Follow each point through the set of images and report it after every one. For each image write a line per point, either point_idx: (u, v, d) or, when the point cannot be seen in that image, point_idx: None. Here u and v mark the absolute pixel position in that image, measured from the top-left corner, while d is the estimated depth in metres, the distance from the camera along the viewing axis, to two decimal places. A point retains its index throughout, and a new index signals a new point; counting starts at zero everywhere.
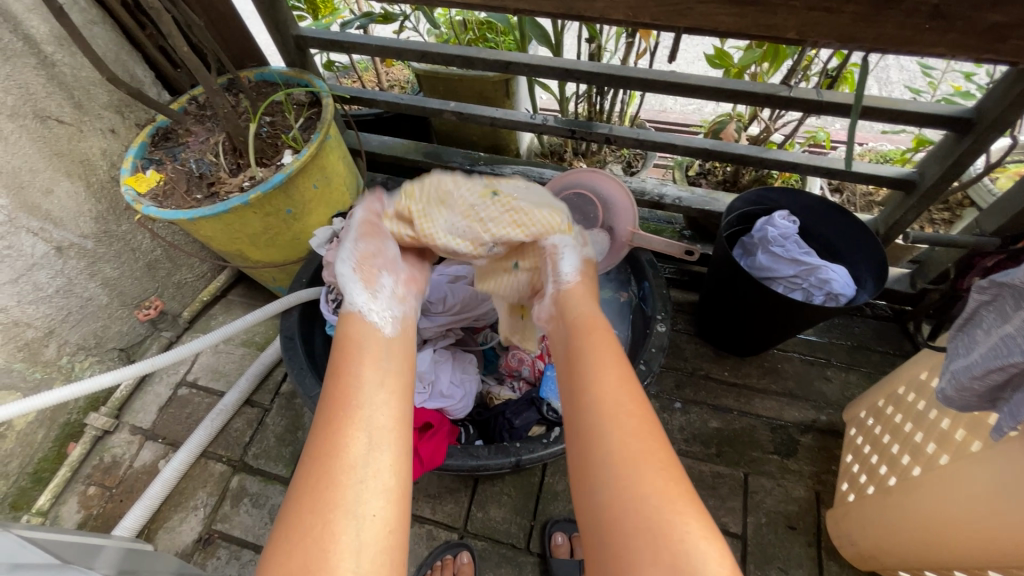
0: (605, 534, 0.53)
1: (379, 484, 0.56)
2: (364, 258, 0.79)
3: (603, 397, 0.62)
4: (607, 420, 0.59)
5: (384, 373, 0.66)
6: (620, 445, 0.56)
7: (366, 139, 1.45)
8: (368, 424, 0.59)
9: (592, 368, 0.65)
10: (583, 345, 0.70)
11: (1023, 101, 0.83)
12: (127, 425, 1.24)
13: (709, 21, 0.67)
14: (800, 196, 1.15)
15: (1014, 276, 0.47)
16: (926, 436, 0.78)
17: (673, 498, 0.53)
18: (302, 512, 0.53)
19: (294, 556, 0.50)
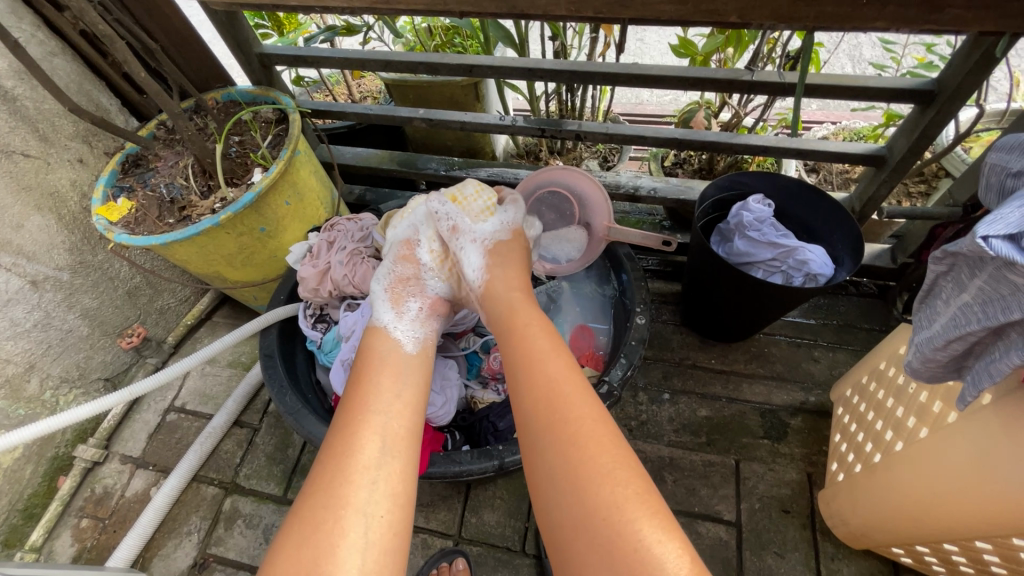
0: (564, 523, 0.54)
1: (388, 486, 0.57)
2: (398, 282, 0.87)
3: (555, 384, 0.63)
4: (562, 409, 0.61)
5: (400, 378, 0.69)
6: (573, 450, 0.57)
7: (339, 152, 1.45)
8: (381, 428, 0.61)
9: (543, 370, 0.66)
10: (540, 337, 0.71)
11: (981, 69, 0.83)
12: (117, 454, 1.23)
13: (652, 11, 0.67)
14: (775, 179, 1.15)
15: (964, 245, 0.47)
16: (907, 411, 0.78)
17: (627, 503, 0.52)
18: (314, 509, 0.55)
19: (304, 550, 0.52)
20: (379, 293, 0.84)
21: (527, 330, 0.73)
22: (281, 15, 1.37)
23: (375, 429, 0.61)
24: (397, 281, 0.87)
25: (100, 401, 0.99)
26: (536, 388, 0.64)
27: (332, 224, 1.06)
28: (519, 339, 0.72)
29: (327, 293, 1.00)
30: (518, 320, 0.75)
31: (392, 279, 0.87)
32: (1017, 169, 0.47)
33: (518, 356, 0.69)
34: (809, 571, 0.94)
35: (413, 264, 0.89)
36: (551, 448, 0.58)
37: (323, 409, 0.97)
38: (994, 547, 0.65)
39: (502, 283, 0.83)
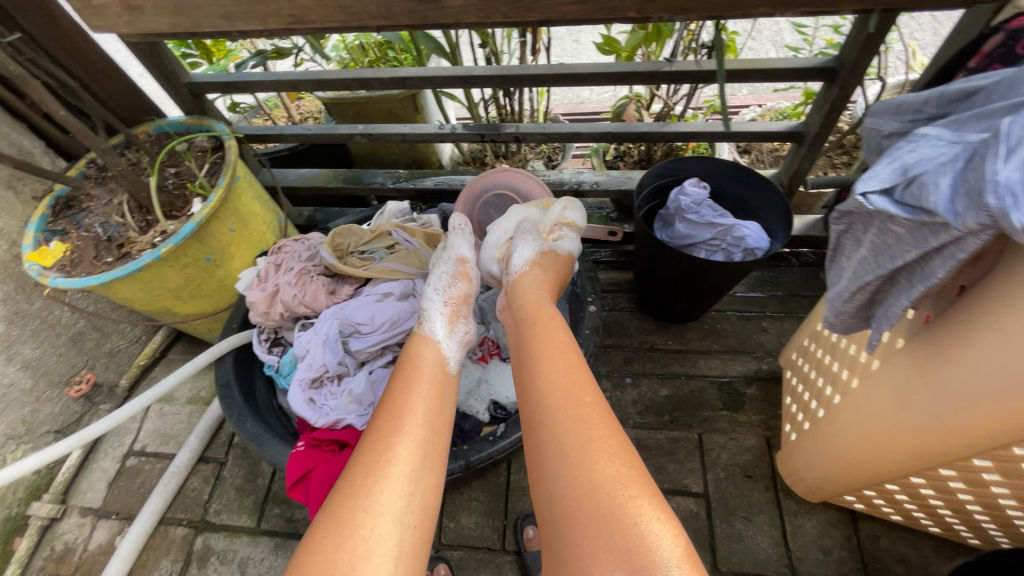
0: (570, 500, 0.57)
1: (418, 499, 0.59)
2: (455, 300, 0.90)
3: (573, 376, 0.68)
4: (575, 399, 0.65)
5: (436, 392, 0.72)
6: (581, 433, 0.60)
7: (283, 175, 1.43)
8: (419, 439, 0.64)
9: (554, 362, 0.71)
10: (554, 335, 0.76)
11: (872, 44, 0.89)
12: (76, 507, 1.18)
13: (555, 12, 0.70)
14: (708, 162, 1.20)
15: (852, 205, 0.51)
16: (842, 365, 0.83)
17: (626, 482, 0.56)
18: (346, 514, 0.56)
19: (337, 554, 0.53)
20: (436, 304, 0.87)
21: (542, 328, 0.78)
22: (208, 43, 1.35)
23: (415, 439, 0.63)
24: (452, 300, 0.89)
25: (47, 452, 0.95)
26: (552, 377, 0.69)
27: (279, 246, 1.05)
28: (537, 335, 0.77)
29: (279, 316, 0.97)
30: (540, 320, 0.80)
31: (449, 293, 0.90)
32: (890, 130, 0.52)
33: (538, 350, 0.74)
34: (776, 530, 0.97)
35: (466, 284, 0.93)
36: (558, 430, 0.62)
37: (288, 433, 0.96)
38: (928, 480, 0.71)
39: (536, 289, 0.90)
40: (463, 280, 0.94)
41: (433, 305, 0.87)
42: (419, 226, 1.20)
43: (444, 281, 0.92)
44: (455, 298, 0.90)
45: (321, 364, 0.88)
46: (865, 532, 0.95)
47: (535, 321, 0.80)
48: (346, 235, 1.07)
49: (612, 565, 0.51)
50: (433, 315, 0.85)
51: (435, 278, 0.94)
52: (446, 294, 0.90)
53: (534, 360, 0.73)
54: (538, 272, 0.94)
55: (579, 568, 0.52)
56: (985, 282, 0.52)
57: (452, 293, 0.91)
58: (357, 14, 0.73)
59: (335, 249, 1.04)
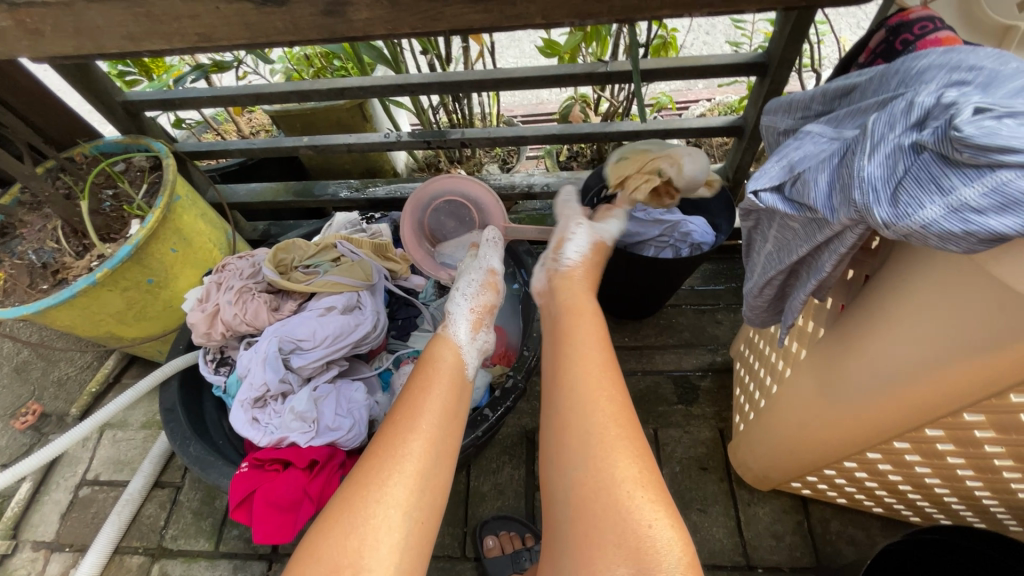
0: (584, 497, 0.58)
1: (431, 494, 0.63)
2: (482, 308, 0.94)
3: (601, 372, 0.69)
4: (599, 398, 0.66)
5: (456, 392, 0.75)
6: (603, 433, 0.62)
7: (231, 190, 1.41)
8: (434, 437, 0.66)
9: (583, 357, 0.72)
10: (584, 328, 0.77)
11: (796, 38, 0.91)
12: (27, 542, 1.15)
13: (463, 21, 0.71)
14: (655, 159, 1.22)
15: (751, 202, 0.52)
16: (779, 355, 0.84)
17: (642, 483, 0.57)
18: (365, 501, 0.60)
19: (350, 539, 0.57)
20: (461, 309, 0.92)
21: (575, 324, 0.79)
22: (147, 59, 1.32)
23: (430, 437, 0.66)
24: (478, 308, 0.93)
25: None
26: (578, 370, 0.70)
27: (223, 264, 1.03)
28: (565, 332, 0.78)
29: (222, 336, 0.96)
30: (573, 313, 0.81)
31: (476, 299, 0.95)
32: (784, 128, 0.54)
33: (565, 344, 0.75)
34: (730, 520, 0.99)
35: (491, 295, 0.97)
36: (580, 427, 0.64)
37: (237, 453, 0.94)
38: (860, 463, 0.73)
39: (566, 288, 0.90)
40: (490, 291, 0.98)
41: (458, 311, 0.92)
42: (368, 237, 1.19)
43: (473, 287, 0.97)
44: (480, 307, 0.94)
45: (262, 384, 0.87)
46: (816, 516, 0.97)
47: (567, 314, 0.81)
48: (290, 250, 1.05)
49: (619, 563, 0.53)
50: (457, 321, 0.89)
51: (466, 285, 0.99)
52: (474, 301, 0.95)
53: (561, 354, 0.74)
54: (575, 274, 0.94)
55: (586, 562, 0.54)
56: (882, 271, 0.54)
57: (476, 301, 0.95)
58: (265, 29, 0.72)
59: (278, 265, 1.03)
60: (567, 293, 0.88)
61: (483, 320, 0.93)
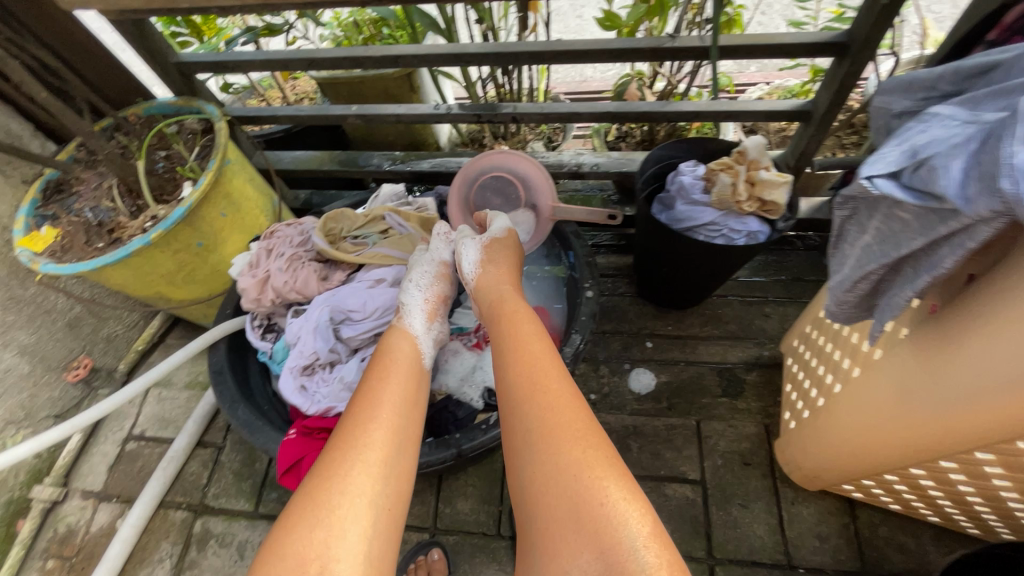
0: (544, 478, 0.60)
1: (394, 485, 0.62)
2: (433, 298, 0.91)
3: (543, 364, 0.72)
4: (544, 386, 0.69)
5: (411, 386, 0.74)
6: (551, 420, 0.64)
7: (277, 158, 1.40)
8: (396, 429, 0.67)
9: (526, 351, 0.75)
10: (525, 327, 0.80)
11: (886, 17, 0.85)
12: (77, 490, 1.19)
13: None
14: (704, 144, 1.20)
15: (857, 188, 0.49)
16: (844, 353, 0.80)
17: (593, 466, 0.59)
18: (325, 494, 0.59)
19: (317, 533, 0.56)
20: (415, 299, 0.89)
21: (511, 323, 0.81)
22: (199, 20, 1.30)
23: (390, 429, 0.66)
24: (431, 299, 0.91)
25: (36, 440, 0.93)
26: (523, 363, 0.73)
27: (272, 231, 1.03)
28: (506, 331, 0.80)
29: (271, 302, 0.96)
30: (513, 310, 0.84)
31: (429, 289, 0.92)
32: (900, 109, 0.50)
33: (509, 339, 0.78)
34: (772, 518, 0.96)
35: (444, 285, 0.94)
36: (530, 419, 0.66)
37: (282, 418, 0.95)
38: (929, 472, 0.69)
39: (494, 278, 0.91)
40: (439, 280, 0.95)
41: (412, 301, 0.89)
42: (413, 210, 1.17)
43: (423, 275, 0.94)
44: (431, 297, 0.92)
45: (312, 351, 0.88)
46: (864, 520, 0.94)
47: (507, 311, 0.84)
48: (339, 220, 1.05)
49: (581, 548, 0.54)
50: (412, 312, 0.87)
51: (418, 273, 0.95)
52: (427, 292, 0.92)
53: (507, 349, 0.77)
54: (493, 267, 0.93)
55: (551, 552, 0.55)
56: (996, 271, 0.50)
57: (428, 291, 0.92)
58: None
59: (327, 233, 1.02)
60: (487, 292, 0.90)
61: (435, 310, 0.90)
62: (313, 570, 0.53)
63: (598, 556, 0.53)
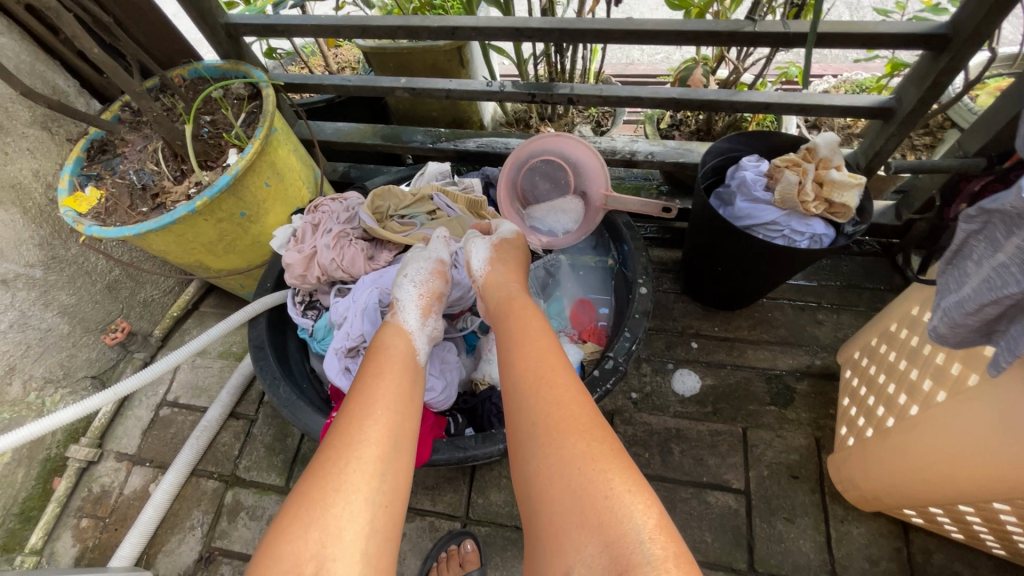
0: (548, 470, 0.58)
1: (391, 482, 0.60)
2: (429, 294, 0.86)
3: (547, 357, 0.70)
4: (548, 377, 0.67)
5: (409, 380, 0.71)
6: (554, 413, 0.62)
7: (319, 128, 1.36)
8: (393, 423, 0.64)
9: (531, 345, 0.72)
10: (530, 321, 0.78)
11: (1000, 9, 0.78)
12: (112, 452, 1.20)
13: None
14: (768, 138, 1.12)
15: (1002, 201, 0.43)
16: (921, 373, 0.75)
17: (597, 457, 0.56)
18: (319, 491, 0.57)
19: (310, 533, 0.54)
20: (409, 295, 0.84)
21: (519, 318, 0.78)
22: None
23: (386, 424, 0.63)
24: (427, 294, 0.85)
25: (84, 405, 0.95)
26: (527, 357, 0.70)
27: (316, 204, 1.00)
28: (511, 327, 0.78)
29: (316, 280, 0.94)
30: (518, 304, 0.81)
31: (425, 285, 0.87)
32: None
33: (514, 333, 0.75)
34: (819, 535, 0.93)
35: (441, 280, 0.89)
36: (533, 413, 0.63)
37: (321, 398, 0.93)
38: (1012, 508, 0.64)
39: (503, 277, 0.88)
40: (436, 276, 0.89)
41: (406, 296, 0.84)
42: (459, 190, 1.13)
43: (421, 268, 0.89)
44: (429, 292, 0.86)
45: (359, 334, 0.85)
46: (917, 545, 0.90)
47: (512, 305, 0.81)
48: (385, 197, 1.03)
49: (584, 540, 0.52)
50: (406, 307, 0.82)
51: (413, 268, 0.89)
52: (422, 287, 0.86)
53: (512, 343, 0.74)
54: (503, 267, 0.90)
55: (556, 546, 0.53)
56: None
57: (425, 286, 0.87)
58: None
59: (374, 212, 1.01)
60: (495, 289, 0.86)
61: (431, 306, 0.85)
62: (308, 569, 0.52)
63: (602, 549, 0.50)
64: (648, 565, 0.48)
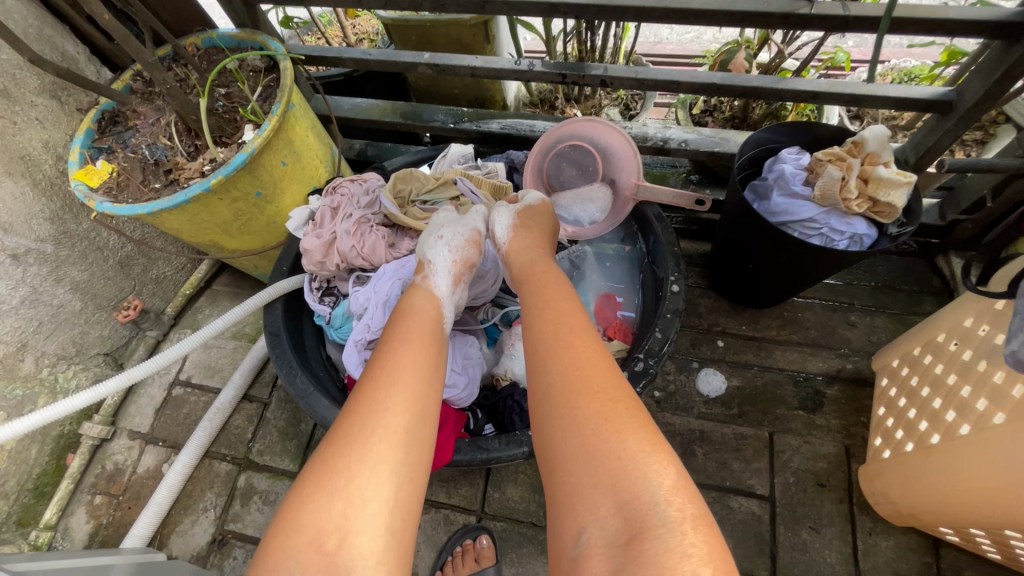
0: (566, 432, 0.56)
1: (413, 453, 0.58)
2: (462, 261, 0.85)
3: (568, 319, 0.67)
4: (567, 339, 0.64)
5: (429, 347, 0.68)
6: (573, 376, 0.59)
7: (337, 103, 1.31)
8: (411, 387, 0.62)
9: (552, 306, 0.69)
10: (550, 283, 0.74)
11: None
12: (125, 430, 1.19)
13: None
14: (811, 129, 1.05)
15: None
16: (975, 391, 0.70)
17: (614, 420, 0.54)
18: (339, 460, 0.55)
19: (332, 504, 0.52)
20: (443, 260, 0.83)
21: (542, 283, 0.75)
22: None
23: (405, 392, 0.61)
24: (459, 261, 0.84)
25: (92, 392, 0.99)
26: (548, 318, 0.68)
27: (334, 186, 0.96)
28: (532, 291, 0.75)
29: (334, 267, 0.90)
30: (540, 268, 0.79)
31: (459, 252, 0.86)
32: None
33: (536, 298, 0.72)
34: (845, 546, 0.90)
35: (474, 250, 0.87)
36: (552, 377, 0.61)
37: (338, 389, 0.91)
38: None
39: (527, 243, 0.84)
40: (468, 245, 0.88)
41: (438, 258, 0.83)
42: (483, 175, 1.08)
43: (456, 233, 0.88)
44: (461, 259, 0.85)
45: (380, 328, 0.82)
46: (948, 562, 0.87)
47: (534, 269, 0.78)
48: (408, 180, 0.98)
49: (599, 500, 0.50)
50: (436, 270, 0.82)
51: (448, 235, 0.88)
52: (456, 254, 0.85)
53: (534, 307, 0.71)
54: (526, 234, 0.86)
55: (572, 504, 0.52)
56: None
57: (458, 253, 0.85)
58: None
59: (396, 196, 0.96)
60: (518, 255, 0.83)
61: (461, 274, 0.84)
62: (332, 540, 0.51)
63: (617, 509, 0.49)
64: (663, 527, 0.46)
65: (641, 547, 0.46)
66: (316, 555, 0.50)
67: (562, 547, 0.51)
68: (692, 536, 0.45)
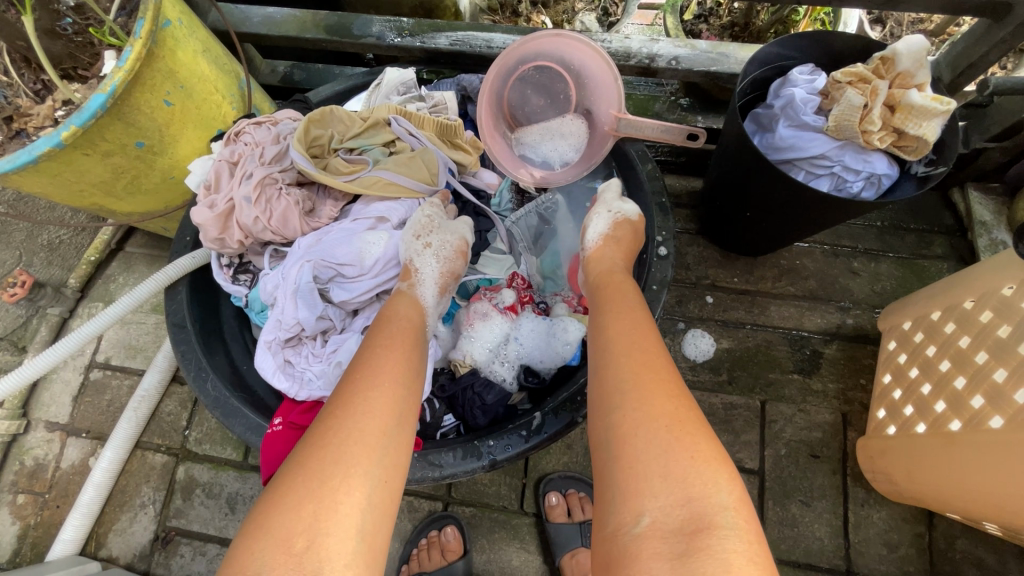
0: (630, 425, 0.47)
1: (395, 456, 0.49)
2: (447, 274, 0.75)
3: (637, 323, 0.59)
4: (639, 342, 0.55)
5: (414, 350, 0.60)
6: (641, 372, 0.51)
7: (243, 15, 1.02)
8: (398, 392, 0.53)
9: (623, 311, 0.61)
10: (618, 291, 0.66)
11: None
12: (40, 422, 1.05)
13: None
14: (830, 40, 0.85)
15: None
16: (1012, 378, 0.60)
17: (682, 420, 0.46)
18: (320, 456, 0.46)
19: (305, 504, 0.43)
20: (429, 268, 0.74)
21: (616, 291, 0.67)
22: None
23: (392, 394, 0.52)
24: (445, 275, 0.75)
25: None
26: (620, 321, 0.59)
27: (236, 133, 0.78)
28: (605, 296, 0.66)
29: (239, 242, 0.75)
30: (611, 276, 0.70)
31: (447, 262, 0.76)
32: None
33: (606, 302, 0.64)
34: (836, 519, 0.85)
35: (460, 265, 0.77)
36: (613, 371, 0.53)
37: (267, 384, 0.78)
38: None
39: (610, 255, 0.75)
40: (455, 256, 0.77)
41: (426, 269, 0.73)
42: (427, 110, 0.87)
43: (446, 242, 0.77)
44: (448, 271, 0.76)
45: (294, 321, 0.72)
46: (941, 530, 0.83)
47: (607, 278, 0.70)
48: (326, 122, 0.80)
49: (662, 487, 0.43)
50: (424, 281, 0.72)
51: (438, 237, 0.77)
52: (443, 265, 0.75)
53: (607, 308, 0.63)
54: (614, 245, 0.76)
55: (624, 491, 0.44)
56: None
57: (445, 263, 0.75)
58: None
59: (312, 144, 0.78)
60: (597, 265, 0.75)
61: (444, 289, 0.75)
62: (299, 545, 0.41)
63: (682, 502, 0.42)
64: (731, 531, 0.40)
65: (706, 543, 0.39)
66: (282, 562, 0.40)
67: (613, 530, 0.43)
68: (757, 549, 0.40)
